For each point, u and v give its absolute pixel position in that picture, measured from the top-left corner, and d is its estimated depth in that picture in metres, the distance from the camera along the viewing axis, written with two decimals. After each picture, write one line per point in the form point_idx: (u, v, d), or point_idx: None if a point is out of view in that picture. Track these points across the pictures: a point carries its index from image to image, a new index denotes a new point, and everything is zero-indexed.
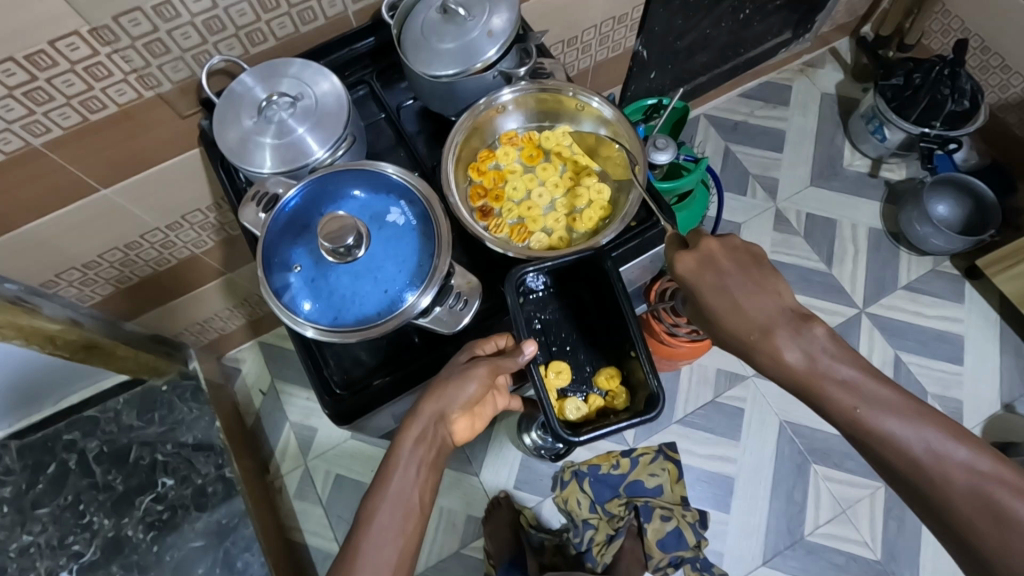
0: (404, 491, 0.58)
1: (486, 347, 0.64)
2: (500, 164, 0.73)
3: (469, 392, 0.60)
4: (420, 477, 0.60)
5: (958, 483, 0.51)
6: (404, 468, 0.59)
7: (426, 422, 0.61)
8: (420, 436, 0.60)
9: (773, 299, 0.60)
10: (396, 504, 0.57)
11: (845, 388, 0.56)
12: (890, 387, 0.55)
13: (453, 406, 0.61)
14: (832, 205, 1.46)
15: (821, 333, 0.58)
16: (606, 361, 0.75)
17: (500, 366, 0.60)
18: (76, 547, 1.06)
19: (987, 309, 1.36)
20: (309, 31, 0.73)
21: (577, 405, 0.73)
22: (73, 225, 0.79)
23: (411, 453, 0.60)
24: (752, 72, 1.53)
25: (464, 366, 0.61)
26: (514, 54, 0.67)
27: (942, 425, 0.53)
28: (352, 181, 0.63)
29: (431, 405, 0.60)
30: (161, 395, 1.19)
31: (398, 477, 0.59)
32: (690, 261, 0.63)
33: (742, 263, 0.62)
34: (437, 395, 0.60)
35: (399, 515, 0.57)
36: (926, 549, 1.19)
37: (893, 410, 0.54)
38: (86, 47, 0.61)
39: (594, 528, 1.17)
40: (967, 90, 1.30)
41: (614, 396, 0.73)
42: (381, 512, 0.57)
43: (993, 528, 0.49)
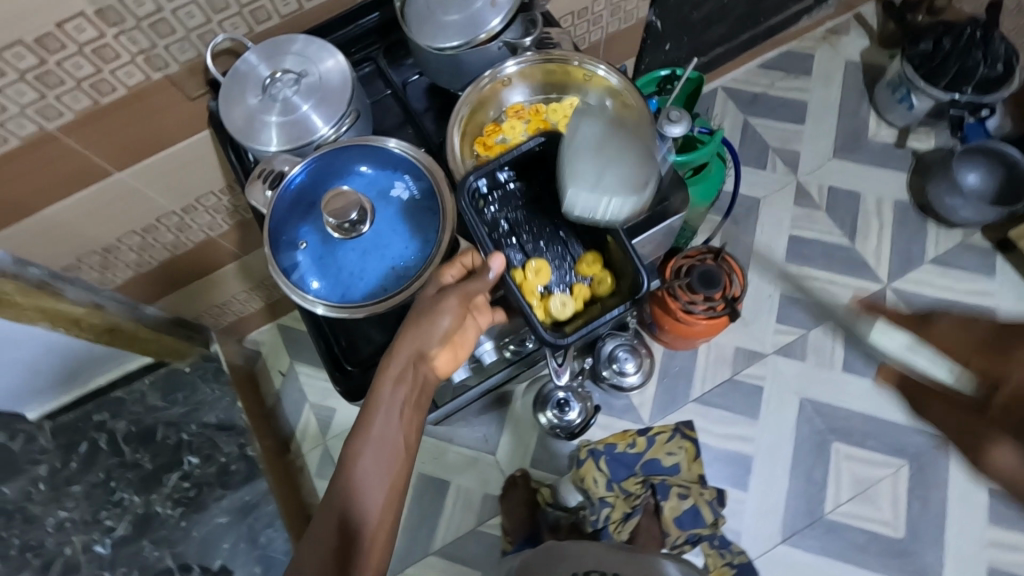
0: (388, 433, 0.57)
1: (454, 271, 0.58)
2: (506, 138, 0.69)
3: (444, 326, 0.57)
4: (404, 419, 0.59)
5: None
6: (386, 411, 0.58)
7: (404, 364, 0.58)
8: (400, 376, 0.58)
9: None
10: (380, 447, 0.57)
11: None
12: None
13: (430, 344, 0.58)
14: (856, 178, 1.41)
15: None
16: (583, 245, 0.70)
17: (470, 293, 0.56)
18: (108, 523, 1.10)
19: (1020, 283, 1.31)
20: (313, 8, 0.72)
21: (563, 300, 0.67)
22: (90, 209, 0.81)
23: (393, 395, 0.58)
24: (772, 42, 1.48)
25: (435, 299, 0.56)
26: (519, 25, 0.65)
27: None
28: (356, 157, 0.63)
29: (408, 345, 0.57)
30: (184, 376, 1.22)
31: (381, 419, 0.58)
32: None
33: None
34: (410, 333, 0.57)
35: (385, 456, 0.57)
36: (951, 528, 1.17)
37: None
38: (93, 28, 0.61)
39: (611, 506, 1.15)
40: (1000, 54, 1.25)
41: (598, 282, 0.68)
42: (365, 455, 0.57)
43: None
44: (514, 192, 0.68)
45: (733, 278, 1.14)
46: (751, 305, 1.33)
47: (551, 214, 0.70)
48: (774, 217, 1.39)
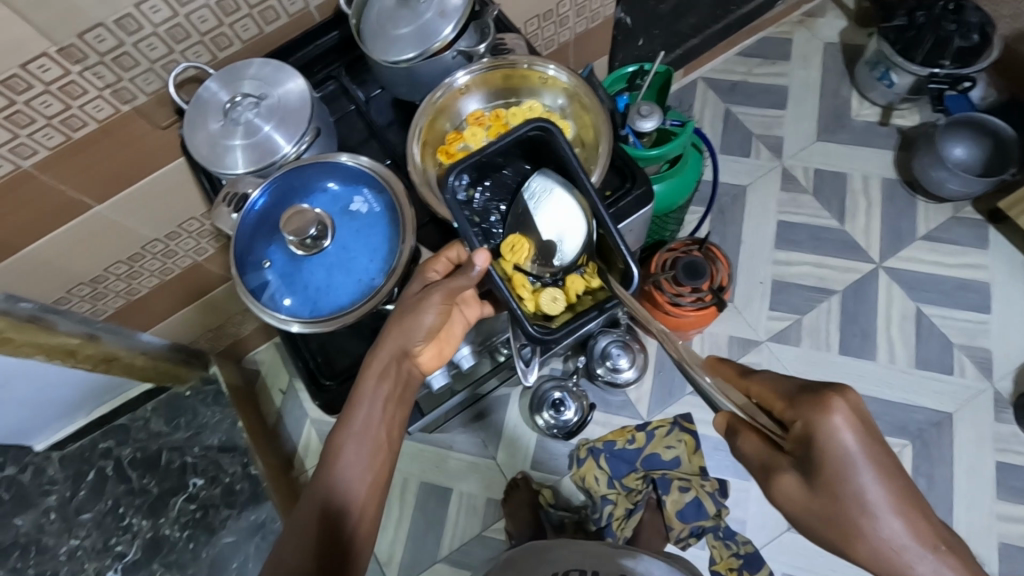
0: (370, 427, 0.61)
1: (438, 268, 0.62)
2: (469, 145, 0.70)
3: (428, 322, 0.60)
4: (387, 413, 0.62)
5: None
6: (368, 404, 0.61)
7: (388, 360, 0.61)
8: (383, 372, 0.61)
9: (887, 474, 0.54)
10: (362, 440, 0.60)
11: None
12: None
13: (415, 340, 0.61)
14: (842, 158, 1.40)
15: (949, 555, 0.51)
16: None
17: (453, 289, 0.58)
18: (119, 549, 1.12)
19: (1014, 253, 1.30)
20: (274, 30, 0.73)
21: (553, 295, 0.61)
22: (75, 242, 0.82)
23: (376, 390, 0.61)
24: (749, 29, 1.48)
25: (417, 297, 0.60)
26: (472, 32, 0.67)
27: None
28: (318, 175, 0.64)
29: (393, 341, 0.60)
30: (185, 400, 1.24)
31: (364, 412, 0.61)
32: (838, 434, 0.53)
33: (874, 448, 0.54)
34: (395, 331, 0.60)
35: (368, 448, 0.60)
36: (959, 505, 1.16)
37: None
38: (57, 67, 0.63)
39: (613, 502, 1.18)
40: (975, 24, 1.23)
41: (592, 273, 0.62)
42: (348, 448, 0.60)
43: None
44: (507, 180, 0.63)
45: (719, 266, 1.14)
46: (743, 293, 1.32)
47: None
48: (760, 204, 1.39)
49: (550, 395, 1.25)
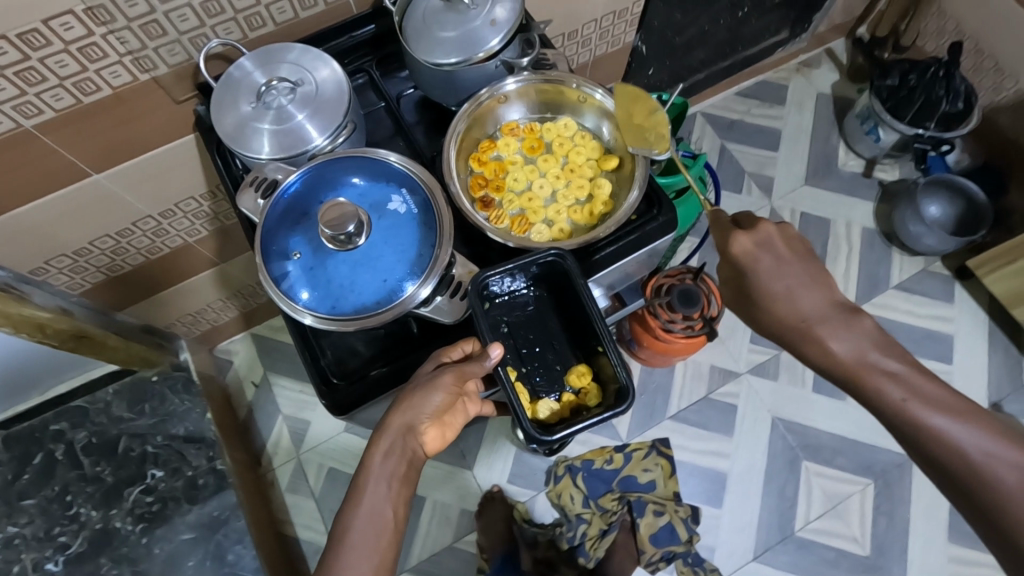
0: (377, 508, 0.59)
1: (453, 353, 0.62)
2: (501, 155, 0.73)
3: (436, 402, 0.60)
4: (392, 492, 0.60)
5: (1008, 481, 0.54)
6: (374, 485, 0.60)
7: (394, 436, 0.61)
8: (389, 448, 0.61)
9: (824, 292, 0.65)
10: (369, 522, 0.58)
11: (895, 380, 0.60)
12: (940, 386, 0.59)
13: (422, 417, 0.60)
14: (827, 204, 1.47)
15: (867, 327, 0.63)
16: (575, 357, 0.73)
17: (465, 372, 0.60)
18: (62, 540, 1.04)
19: (977, 309, 1.38)
20: (309, 17, 0.72)
21: (550, 405, 0.71)
22: (64, 210, 0.78)
23: (382, 466, 0.60)
24: (750, 71, 1.54)
25: (430, 376, 0.60)
26: (517, 45, 0.66)
27: (1007, 438, 0.56)
28: (351, 169, 0.62)
29: (398, 418, 0.60)
30: (151, 386, 1.16)
31: (370, 492, 0.60)
32: (747, 242, 0.66)
33: (797, 252, 0.67)
34: (402, 407, 0.60)
35: (373, 533, 0.58)
36: (915, 544, 1.21)
37: (944, 408, 0.58)
38: (81, 26, 0.60)
39: (587, 522, 1.17)
40: (961, 91, 1.30)
41: (588, 394, 0.70)
42: (354, 529, 0.58)
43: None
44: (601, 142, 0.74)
45: (710, 298, 1.16)
46: (727, 324, 1.36)
47: (548, 314, 0.73)
48: None
49: None
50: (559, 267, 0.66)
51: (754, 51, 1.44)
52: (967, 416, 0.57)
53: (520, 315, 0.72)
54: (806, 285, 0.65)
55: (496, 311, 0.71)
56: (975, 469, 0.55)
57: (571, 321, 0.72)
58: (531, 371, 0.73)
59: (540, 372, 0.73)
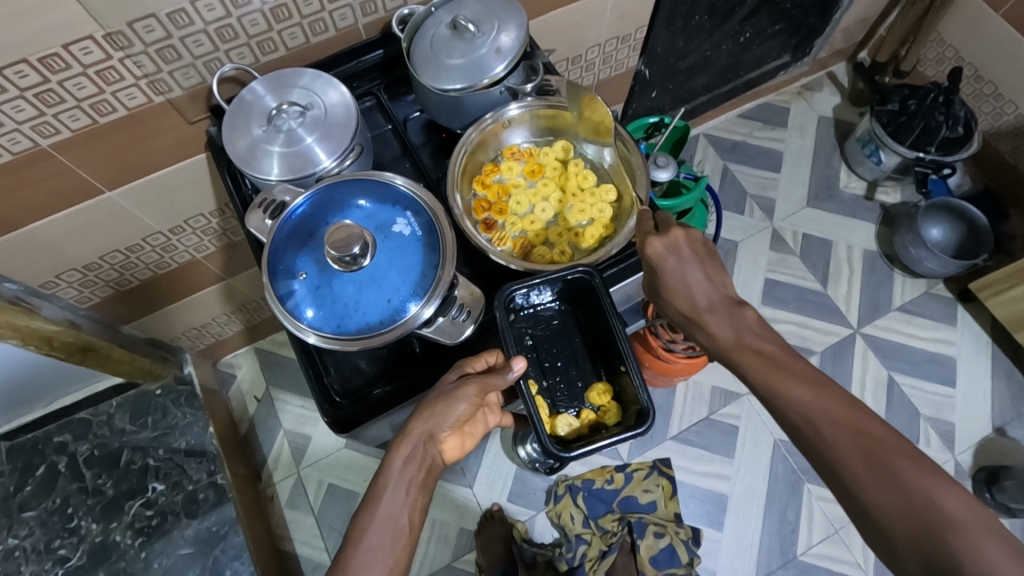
0: (394, 512, 0.59)
1: (476, 364, 0.64)
2: (504, 178, 0.75)
3: (458, 412, 0.62)
4: (409, 498, 0.60)
5: (842, 441, 0.50)
6: (393, 489, 0.60)
7: (415, 443, 0.62)
8: (410, 455, 0.62)
9: (716, 287, 0.64)
10: (385, 525, 0.58)
11: (764, 359, 0.58)
12: (802, 360, 0.57)
13: (443, 426, 0.62)
14: (829, 226, 1.47)
15: (751, 317, 0.61)
16: (597, 375, 0.74)
17: (489, 384, 0.62)
18: (62, 553, 1.04)
19: (979, 332, 1.38)
20: (320, 42, 0.74)
21: (568, 421, 0.72)
22: (76, 226, 0.79)
23: (401, 472, 0.61)
24: (752, 94, 1.56)
25: (453, 386, 0.62)
26: (520, 71, 0.69)
27: (854, 406, 0.52)
28: (358, 190, 0.64)
29: (420, 425, 0.62)
30: (155, 398, 1.17)
31: (388, 495, 0.60)
32: (658, 245, 0.63)
33: (699, 252, 0.64)
34: (425, 415, 0.62)
35: (388, 538, 0.58)
36: None
37: (800, 378, 0.55)
38: (99, 51, 0.62)
39: (587, 543, 1.18)
40: (961, 117, 1.32)
41: (606, 412, 0.72)
42: (370, 532, 0.58)
43: (874, 479, 0.47)
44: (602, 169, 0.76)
45: None
46: None
47: (572, 331, 0.74)
48: (751, 260, 1.44)
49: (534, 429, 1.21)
50: (587, 284, 0.68)
51: (756, 75, 1.46)
52: (820, 386, 0.54)
53: (539, 330, 0.73)
54: (698, 276, 0.63)
55: (523, 323, 0.72)
56: (817, 430, 0.51)
57: (593, 342, 0.73)
58: (553, 386, 0.75)
59: (562, 387, 0.75)
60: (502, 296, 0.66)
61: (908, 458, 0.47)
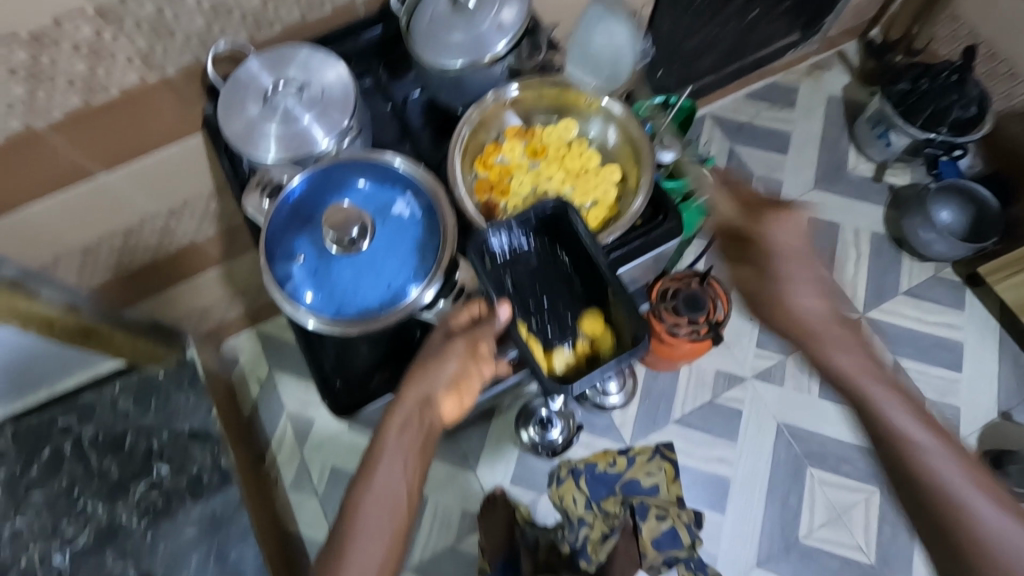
0: (391, 484, 0.58)
1: (462, 318, 0.62)
2: (505, 159, 0.71)
3: (450, 371, 0.60)
4: (408, 466, 0.59)
5: (946, 474, 0.60)
6: (389, 459, 0.59)
7: (410, 409, 0.60)
8: (405, 422, 0.60)
9: (815, 296, 0.70)
10: (382, 496, 0.58)
11: (867, 371, 0.66)
12: (897, 380, 0.66)
13: (436, 387, 0.60)
14: (836, 209, 1.45)
15: (852, 329, 0.69)
16: (588, 307, 0.68)
17: (477, 339, 0.60)
18: (69, 533, 1.05)
19: (987, 316, 1.36)
20: (317, 19, 0.72)
21: (564, 356, 0.66)
22: (73, 209, 0.78)
23: (397, 441, 0.60)
24: (760, 73, 1.53)
25: (442, 343, 0.61)
26: (521, 49, 0.68)
27: (942, 433, 0.63)
28: (357, 171, 0.62)
29: (413, 389, 0.60)
30: (157, 382, 1.16)
31: (384, 466, 0.59)
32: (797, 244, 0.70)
33: (809, 260, 0.70)
34: (416, 377, 0.60)
35: (388, 509, 0.58)
36: (919, 554, 1.20)
37: (904, 400, 0.64)
38: (90, 28, 0.60)
39: (589, 525, 1.16)
40: (974, 97, 1.29)
41: (602, 339, 0.66)
42: (368, 505, 0.58)
43: (969, 511, 0.59)
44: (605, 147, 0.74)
45: (716, 303, 1.13)
46: (733, 329, 1.35)
47: (553, 268, 0.69)
48: None
49: (539, 412, 1.25)
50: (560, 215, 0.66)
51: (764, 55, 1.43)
52: (920, 413, 0.63)
53: (519, 274, 0.68)
54: (801, 284, 0.69)
55: (501, 270, 0.67)
56: (919, 455, 0.61)
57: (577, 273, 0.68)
58: (542, 325, 0.68)
59: (552, 324, 0.68)
60: (473, 244, 0.64)
61: (995, 495, 0.60)
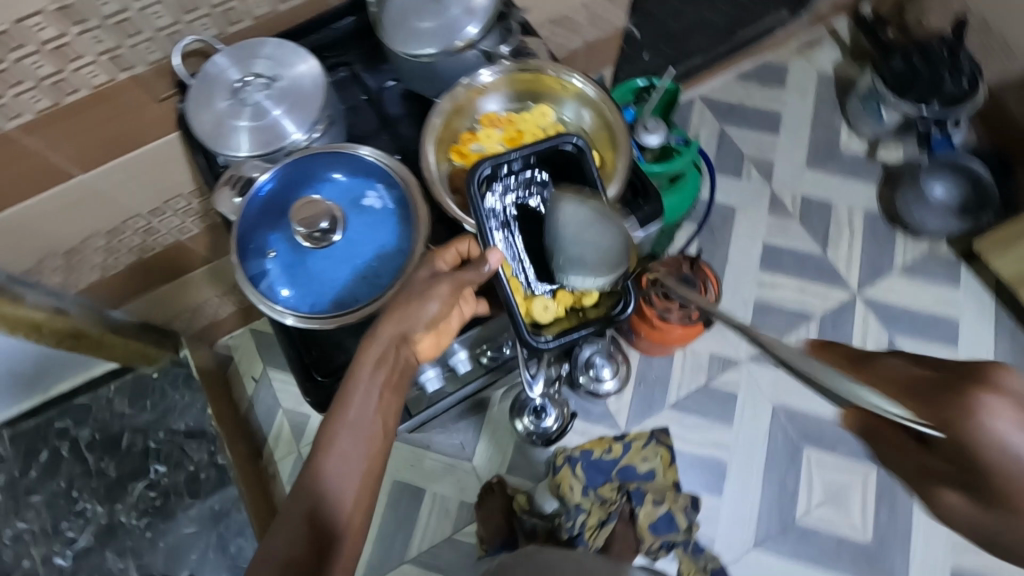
0: (365, 417, 0.55)
1: (448, 258, 0.59)
2: (482, 147, 0.69)
3: (433, 310, 0.56)
4: (383, 402, 0.56)
5: None
6: (363, 393, 0.55)
7: (387, 344, 0.56)
8: (381, 357, 0.55)
9: None
10: (357, 432, 0.54)
11: None
12: None
13: (417, 325, 0.56)
14: (829, 189, 1.44)
15: None
16: None
17: (463, 279, 0.56)
18: (69, 534, 1.06)
19: (983, 292, 1.35)
20: (287, 10, 0.71)
21: (545, 304, 0.63)
22: (53, 211, 0.78)
23: (371, 377, 0.55)
24: (749, 52, 1.50)
25: (425, 283, 0.57)
26: (496, 33, 0.67)
27: None
28: (328, 163, 0.62)
29: (390, 326, 0.55)
30: (151, 382, 1.17)
31: (358, 401, 0.55)
32: None
33: None
34: (396, 314, 0.55)
35: (363, 442, 0.54)
36: (916, 531, 1.20)
37: None
38: (53, 27, 0.59)
39: (587, 512, 1.14)
40: (966, 70, 1.29)
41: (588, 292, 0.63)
42: (342, 439, 0.54)
43: None
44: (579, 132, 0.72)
45: (708, 285, 1.15)
46: (727, 312, 1.34)
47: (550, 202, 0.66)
48: (749, 225, 1.41)
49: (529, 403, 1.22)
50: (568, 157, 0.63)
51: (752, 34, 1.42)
52: None
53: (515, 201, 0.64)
54: None
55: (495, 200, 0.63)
56: None
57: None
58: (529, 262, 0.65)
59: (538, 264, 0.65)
60: (472, 181, 0.61)
61: None
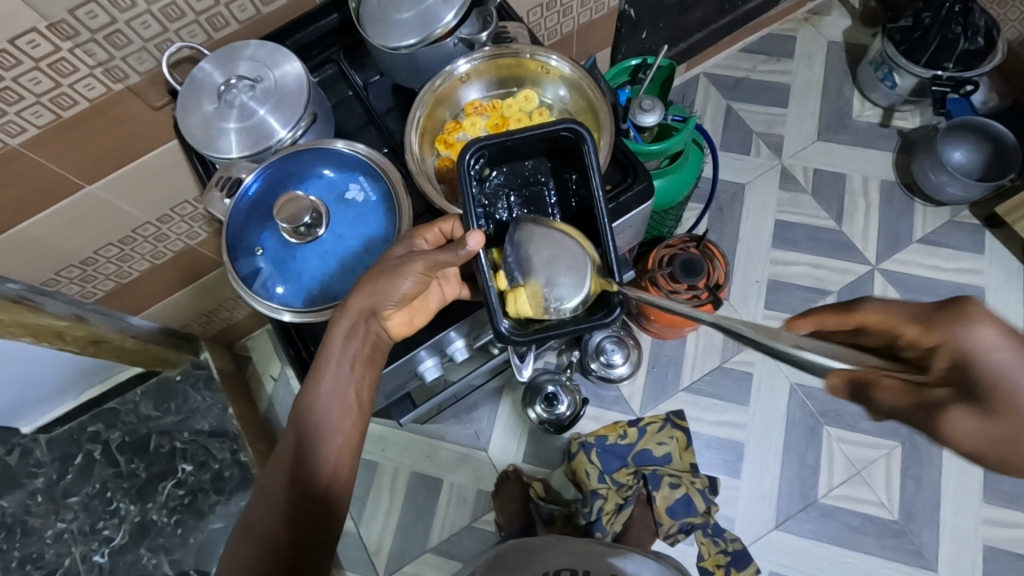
0: (338, 391, 0.59)
1: (427, 237, 0.60)
2: (468, 135, 0.70)
3: (404, 288, 0.58)
4: (355, 375, 0.61)
5: None
6: (336, 366, 0.60)
7: (355, 319, 0.59)
8: (351, 331, 0.60)
9: None
10: (330, 404, 0.59)
11: None
12: None
13: (387, 303, 0.59)
14: (842, 159, 1.40)
15: None
16: None
17: (438, 261, 0.56)
18: (106, 532, 1.09)
19: (1009, 258, 1.30)
20: (271, 12, 0.72)
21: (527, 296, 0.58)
22: (64, 222, 0.81)
23: (343, 350, 0.59)
24: (755, 24, 1.46)
25: (398, 262, 0.57)
26: (474, 19, 0.67)
27: None
28: (312, 161, 0.64)
29: (361, 303, 0.58)
30: (175, 384, 1.22)
31: (331, 375, 0.60)
32: None
33: None
34: (367, 291, 0.58)
35: (337, 413, 0.59)
36: (946, 506, 1.17)
37: None
38: (47, 43, 0.61)
39: (604, 497, 1.14)
40: (980, 27, 1.22)
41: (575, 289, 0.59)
42: (317, 412, 0.59)
43: None
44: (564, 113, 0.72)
45: (715, 264, 1.14)
46: (739, 291, 1.32)
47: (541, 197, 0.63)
48: (760, 201, 1.38)
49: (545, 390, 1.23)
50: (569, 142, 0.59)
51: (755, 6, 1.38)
52: None
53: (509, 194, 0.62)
54: None
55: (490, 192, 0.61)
56: None
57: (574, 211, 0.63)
58: None
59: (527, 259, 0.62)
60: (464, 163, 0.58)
61: None
